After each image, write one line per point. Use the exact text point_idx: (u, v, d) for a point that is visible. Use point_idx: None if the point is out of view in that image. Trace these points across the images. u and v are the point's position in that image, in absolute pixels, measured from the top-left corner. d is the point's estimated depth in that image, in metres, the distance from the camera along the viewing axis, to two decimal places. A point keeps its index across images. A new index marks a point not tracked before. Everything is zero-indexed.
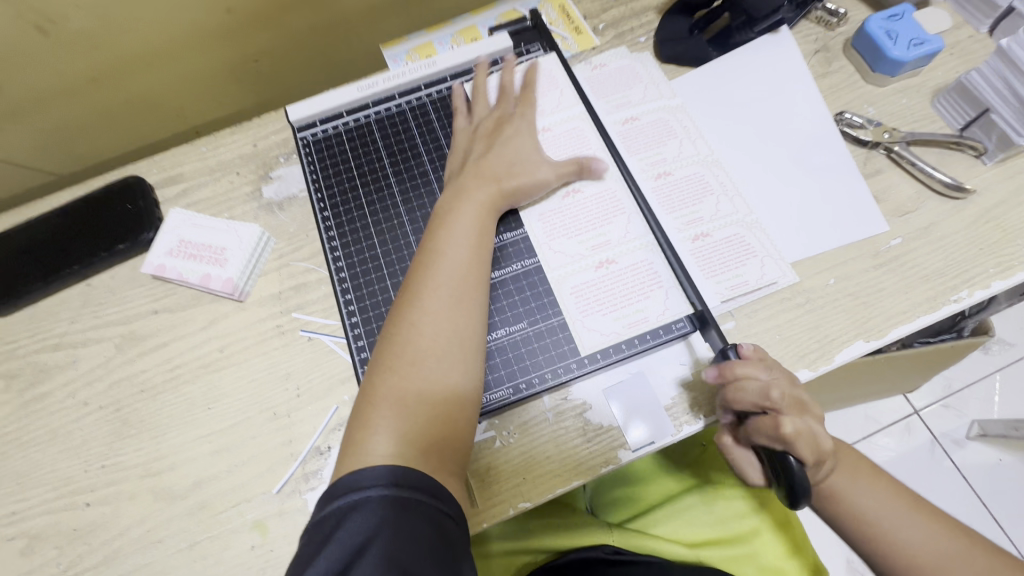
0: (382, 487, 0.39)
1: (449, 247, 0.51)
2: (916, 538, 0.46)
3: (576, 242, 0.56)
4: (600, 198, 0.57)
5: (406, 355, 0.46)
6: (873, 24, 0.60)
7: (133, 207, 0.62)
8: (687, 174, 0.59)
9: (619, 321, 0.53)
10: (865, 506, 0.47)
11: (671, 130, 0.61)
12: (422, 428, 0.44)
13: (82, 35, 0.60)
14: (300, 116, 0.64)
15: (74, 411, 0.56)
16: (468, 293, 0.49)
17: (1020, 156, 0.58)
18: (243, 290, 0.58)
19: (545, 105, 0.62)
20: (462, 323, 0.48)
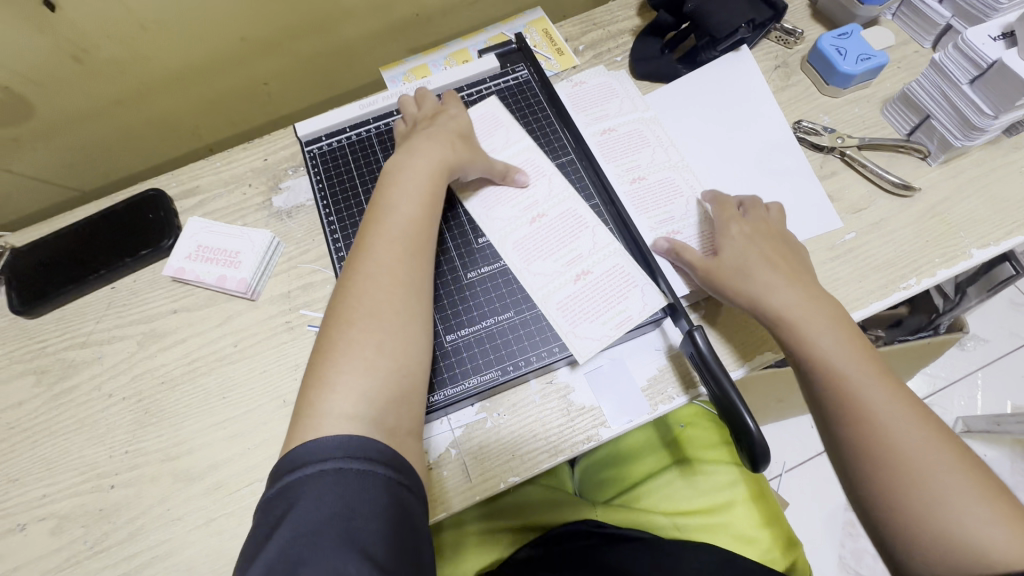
0: (337, 460, 0.40)
1: (402, 203, 0.53)
2: (867, 391, 0.47)
3: (551, 261, 0.59)
4: (563, 217, 0.61)
5: (364, 309, 0.47)
6: (824, 41, 0.67)
7: (155, 217, 0.68)
8: (660, 178, 0.65)
9: (607, 324, 0.56)
10: (827, 347, 0.49)
11: (645, 139, 0.67)
12: (383, 384, 0.45)
13: (110, 62, 0.67)
14: (308, 131, 0.70)
15: (99, 402, 0.60)
16: (420, 250, 0.52)
17: (961, 157, 0.64)
18: (255, 290, 0.64)
19: (495, 144, 0.65)
20: (416, 281, 0.50)
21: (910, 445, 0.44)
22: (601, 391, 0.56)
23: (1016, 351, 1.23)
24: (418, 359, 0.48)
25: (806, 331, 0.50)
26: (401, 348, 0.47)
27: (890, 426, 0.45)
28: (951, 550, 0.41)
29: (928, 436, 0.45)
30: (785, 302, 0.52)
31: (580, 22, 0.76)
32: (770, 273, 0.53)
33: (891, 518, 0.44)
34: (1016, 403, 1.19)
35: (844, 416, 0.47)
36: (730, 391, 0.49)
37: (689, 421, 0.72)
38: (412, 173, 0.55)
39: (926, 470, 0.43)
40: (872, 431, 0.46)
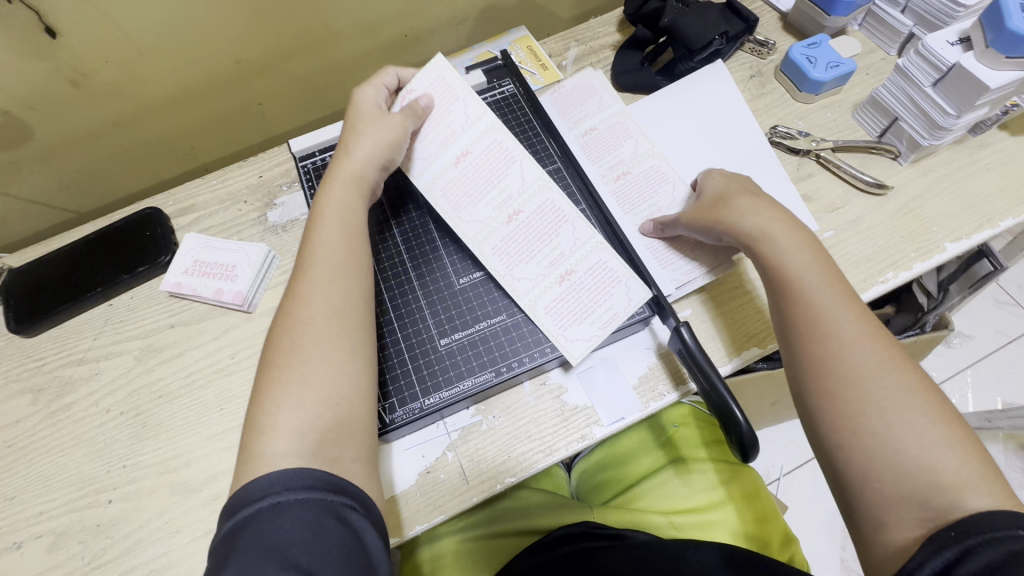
0: (273, 495, 0.40)
1: (322, 236, 0.53)
2: (833, 310, 0.48)
3: (534, 263, 0.59)
4: (541, 211, 0.60)
5: (285, 345, 0.48)
6: (795, 51, 0.70)
7: (152, 235, 0.70)
8: (644, 170, 0.67)
9: (595, 325, 0.57)
10: (799, 266, 0.51)
11: (626, 131, 0.69)
12: (318, 411, 0.45)
13: (107, 86, 0.69)
14: (302, 146, 0.70)
15: (97, 418, 0.61)
16: (342, 277, 0.51)
17: (931, 157, 0.67)
18: (251, 302, 0.65)
19: (454, 123, 0.61)
20: (333, 304, 0.49)
21: (870, 366, 0.45)
22: (594, 389, 0.58)
23: (1004, 349, 1.25)
24: (349, 383, 0.47)
25: (783, 251, 0.52)
26: (328, 373, 0.46)
27: (853, 345, 0.46)
28: (899, 473, 0.41)
29: (892, 361, 0.45)
30: (762, 225, 0.54)
31: (562, 38, 0.79)
32: (756, 201, 0.56)
33: (844, 439, 0.44)
34: (1007, 400, 1.21)
35: (806, 333, 0.49)
36: (718, 384, 0.50)
37: (681, 422, 0.73)
38: (321, 203, 0.55)
39: (884, 392, 0.44)
40: (834, 349, 0.47)
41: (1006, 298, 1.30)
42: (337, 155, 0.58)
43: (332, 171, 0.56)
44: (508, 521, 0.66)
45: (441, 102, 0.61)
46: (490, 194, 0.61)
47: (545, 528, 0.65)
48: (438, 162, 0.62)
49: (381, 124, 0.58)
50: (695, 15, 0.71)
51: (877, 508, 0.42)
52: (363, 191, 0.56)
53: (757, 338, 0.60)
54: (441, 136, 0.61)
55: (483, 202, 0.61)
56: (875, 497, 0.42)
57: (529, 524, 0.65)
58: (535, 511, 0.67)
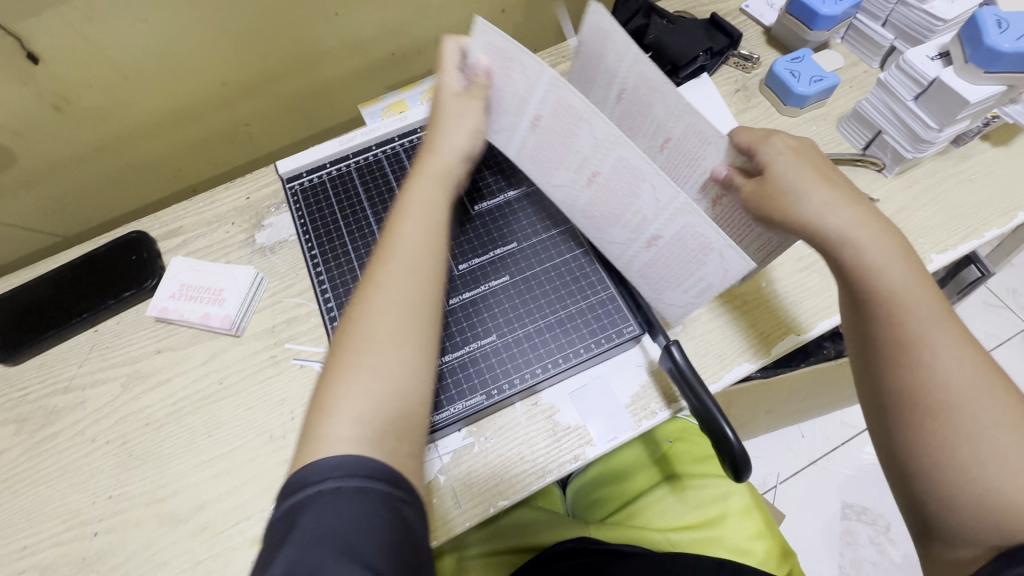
0: (332, 479, 0.39)
1: (404, 228, 0.51)
2: (923, 316, 0.44)
3: (620, 228, 0.53)
4: (617, 171, 0.48)
5: (361, 329, 0.47)
6: (778, 66, 0.71)
7: (138, 258, 0.69)
8: (684, 130, 0.50)
9: (688, 292, 0.52)
10: (885, 278, 0.45)
11: (652, 86, 0.49)
12: (375, 400, 0.44)
13: (92, 109, 0.69)
14: (289, 168, 0.70)
15: (82, 447, 0.60)
16: (423, 277, 0.49)
17: (915, 168, 0.67)
18: (239, 326, 0.64)
19: (518, 91, 0.51)
20: (412, 296, 0.48)
21: (964, 386, 0.41)
22: (585, 408, 0.57)
23: (996, 351, 1.26)
24: (413, 375, 0.46)
25: (865, 255, 0.45)
26: (394, 365, 0.45)
27: (939, 359, 0.42)
28: (987, 499, 0.39)
29: (983, 381, 0.42)
30: (835, 219, 0.46)
31: (548, 55, 0.80)
32: (826, 193, 0.47)
33: (929, 459, 0.42)
34: None
35: (891, 344, 0.44)
36: (708, 402, 0.50)
37: (676, 437, 0.74)
38: (409, 194, 0.53)
39: (976, 414, 0.41)
40: (919, 365, 0.43)
41: (995, 301, 1.31)
42: (422, 153, 0.56)
43: (419, 167, 0.55)
44: (503, 537, 0.66)
45: (495, 66, 0.51)
46: (571, 157, 0.51)
47: (541, 544, 0.64)
48: (518, 132, 0.55)
49: (461, 110, 0.54)
50: (679, 33, 0.72)
51: (953, 530, 0.41)
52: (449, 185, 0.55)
53: (749, 354, 0.58)
54: (512, 104, 0.53)
55: (562, 167, 0.53)
56: (954, 515, 0.40)
57: (524, 540, 0.65)
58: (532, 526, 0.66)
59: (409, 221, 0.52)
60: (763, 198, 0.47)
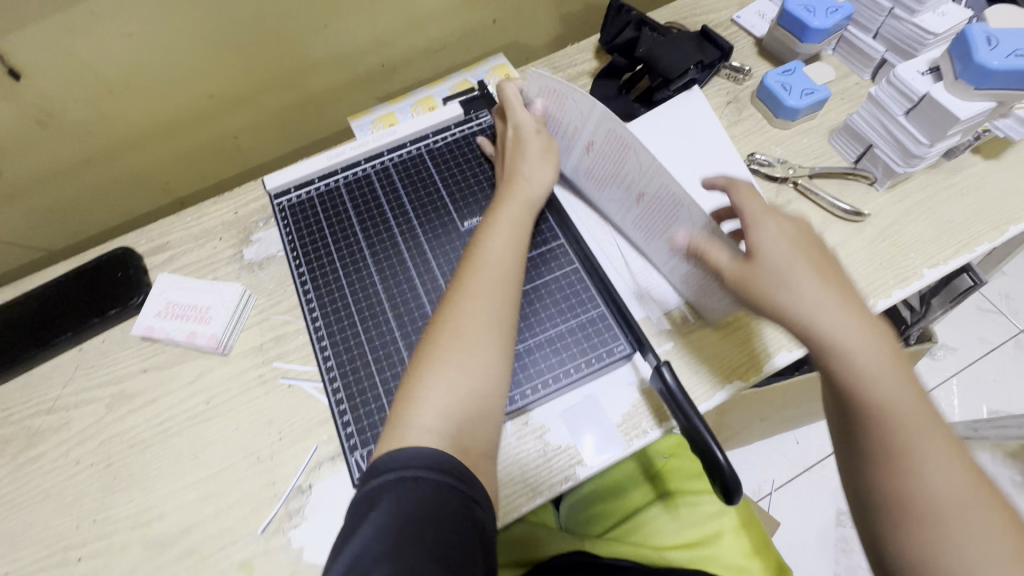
0: (417, 468, 0.42)
1: (493, 241, 0.57)
2: (911, 424, 0.43)
3: (665, 240, 0.58)
4: (659, 194, 0.55)
5: (449, 330, 0.52)
6: (770, 79, 0.71)
7: (124, 275, 0.68)
8: (657, 190, 0.55)
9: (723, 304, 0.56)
10: (874, 374, 0.44)
11: (621, 141, 0.56)
12: (461, 398, 0.48)
13: (78, 124, 0.68)
14: (276, 184, 0.69)
15: (66, 470, 0.59)
16: (509, 284, 0.55)
17: (906, 181, 0.67)
18: (226, 344, 0.63)
19: (575, 119, 0.61)
20: (496, 302, 0.53)
21: (952, 495, 0.41)
22: (575, 426, 0.57)
23: (988, 357, 1.26)
24: (495, 381, 0.50)
25: (853, 359, 0.45)
26: (482, 369, 0.50)
27: (926, 464, 0.42)
28: None
29: (971, 490, 0.41)
30: (815, 313, 0.46)
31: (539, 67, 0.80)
32: (815, 287, 0.47)
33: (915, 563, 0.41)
34: (993, 407, 1.21)
35: (880, 449, 0.43)
36: (697, 423, 0.50)
37: (673, 452, 0.73)
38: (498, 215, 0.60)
39: (963, 523, 0.40)
40: (908, 473, 0.42)
41: (988, 306, 1.31)
42: (511, 177, 0.63)
43: (508, 190, 0.61)
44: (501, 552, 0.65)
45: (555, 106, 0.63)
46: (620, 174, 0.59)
47: (541, 556, 0.64)
48: (576, 153, 0.65)
49: (535, 142, 0.64)
50: (670, 46, 0.72)
51: None
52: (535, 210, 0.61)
53: (739, 372, 0.58)
54: (569, 129, 0.64)
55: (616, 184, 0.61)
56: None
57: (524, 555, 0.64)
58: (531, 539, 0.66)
59: (497, 238, 0.58)
60: (748, 284, 0.48)
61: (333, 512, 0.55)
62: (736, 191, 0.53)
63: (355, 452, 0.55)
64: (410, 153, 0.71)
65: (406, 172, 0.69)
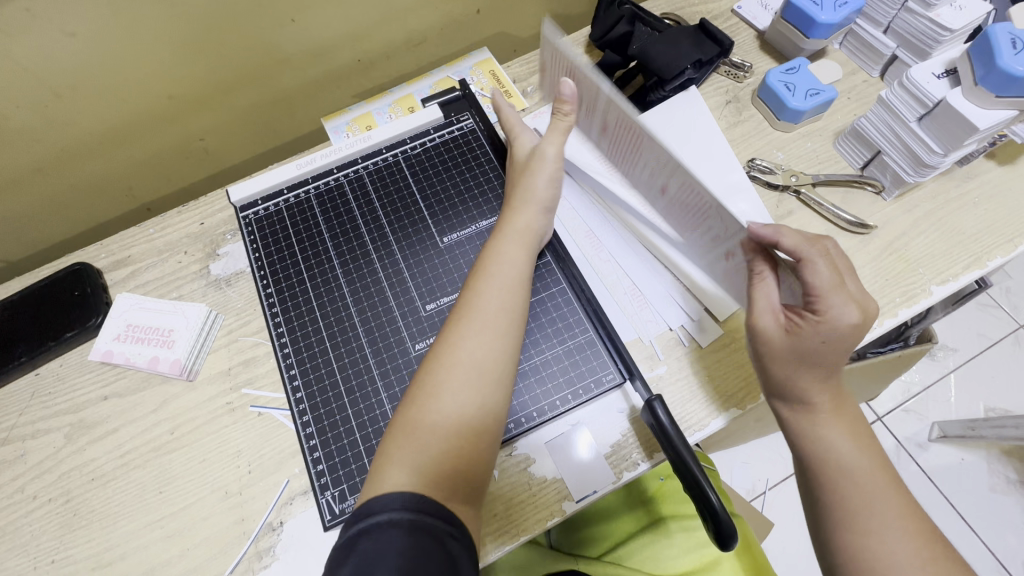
0: (399, 511, 0.40)
1: (487, 286, 0.52)
2: (873, 488, 0.44)
3: (697, 231, 0.56)
4: (683, 188, 0.53)
5: (428, 383, 0.48)
6: (772, 77, 0.66)
7: (80, 293, 0.64)
8: (680, 184, 0.53)
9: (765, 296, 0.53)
10: (847, 459, 0.45)
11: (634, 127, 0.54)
12: (433, 449, 0.45)
13: (24, 130, 0.62)
14: (241, 195, 0.64)
15: (22, 506, 0.55)
16: (497, 330, 0.50)
17: (914, 190, 0.63)
18: (191, 370, 0.59)
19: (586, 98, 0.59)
20: (480, 356, 0.49)
21: (908, 566, 0.41)
22: (562, 459, 0.54)
23: (986, 353, 1.24)
24: (474, 440, 0.46)
25: (823, 429, 0.46)
26: (450, 424, 0.46)
27: (886, 534, 0.42)
28: None
29: (923, 553, 0.41)
30: (805, 392, 0.46)
31: (526, 63, 0.75)
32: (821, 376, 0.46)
33: None
34: (990, 405, 1.20)
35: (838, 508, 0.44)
36: (689, 461, 0.46)
37: (670, 475, 0.73)
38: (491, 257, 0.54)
39: None
40: (866, 532, 0.42)
41: (988, 300, 1.28)
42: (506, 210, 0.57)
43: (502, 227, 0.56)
44: None
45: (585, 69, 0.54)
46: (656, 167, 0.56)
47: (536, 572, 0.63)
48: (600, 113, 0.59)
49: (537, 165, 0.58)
50: (664, 43, 0.66)
51: None
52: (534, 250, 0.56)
53: (736, 399, 0.54)
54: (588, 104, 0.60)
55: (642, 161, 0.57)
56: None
57: None
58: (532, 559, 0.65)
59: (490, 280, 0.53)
60: (773, 356, 0.47)
61: (305, 550, 0.52)
62: (813, 266, 0.45)
63: (326, 492, 0.51)
64: (386, 160, 0.66)
65: (381, 183, 0.65)
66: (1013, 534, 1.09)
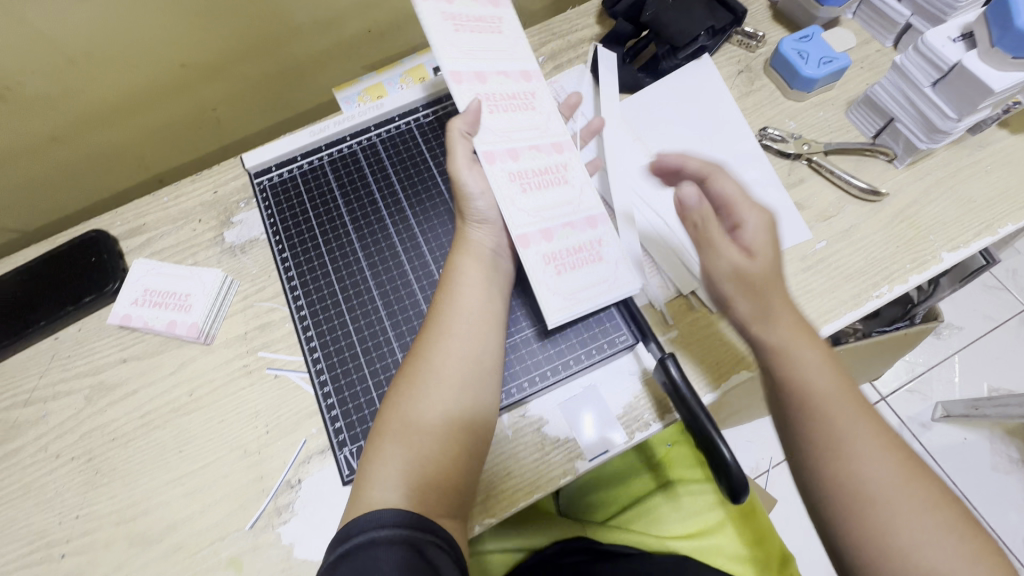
0: (392, 528, 0.40)
1: (460, 300, 0.51)
2: (844, 412, 0.43)
3: (569, 209, 0.55)
4: (538, 177, 0.55)
5: (401, 397, 0.48)
6: (785, 45, 0.66)
7: (98, 260, 0.64)
8: (528, 178, 0.54)
9: (601, 293, 0.54)
10: (823, 387, 0.44)
11: (505, 109, 0.56)
12: (414, 458, 0.45)
13: (38, 97, 0.62)
14: (256, 162, 0.65)
15: (46, 464, 0.57)
16: (474, 343, 0.50)
17: (926, 158, 0.63)
18: (208, 333, 0.60)
19: (493, 45, 0.58)
20: (451, 372, 0.48)
21: (894, 483, 0.40)
22: (574, 420, 0.55)
23: (991, 334, 1.24)
24: (454, 450, 0.46)
25: (795, 357, 0.45)
26: (428, 438, 0.46)
27: (868, 457, 0.41)
28: None
29: (907, 475, 0.41)
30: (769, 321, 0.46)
31: (537, 32, 0.74)
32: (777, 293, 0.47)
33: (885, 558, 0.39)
34: (994, 385, 1.20)
35: (824, 437, 0.43)
36: (701, 417, 0.47)
37: (676, 441, 0.74)
38: (449, 272, 0.53)
39: (910, 503, 0.40)
40: (849, 458, 0.42)
41: (994, 282, 1.28)
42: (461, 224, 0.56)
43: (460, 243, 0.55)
44: (514, 537, 0.64)
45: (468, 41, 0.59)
46: (519, 133, 0.56)
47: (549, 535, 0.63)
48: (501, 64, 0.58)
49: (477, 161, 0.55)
50: (678, 10, 0.66)
51: None
52: (499, 265, 0.55)
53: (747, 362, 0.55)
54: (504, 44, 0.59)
55: (538, 110, 0.58)
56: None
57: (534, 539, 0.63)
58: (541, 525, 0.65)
59: (458, 294, 0.52)
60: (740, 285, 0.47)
61: (324, 506, 0.54)
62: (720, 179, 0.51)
63: (344, 448, 0.53)
64: (399, 128, 0.67)
65: (395, 150, 0.65)
66: (1013, 511, 1.10)
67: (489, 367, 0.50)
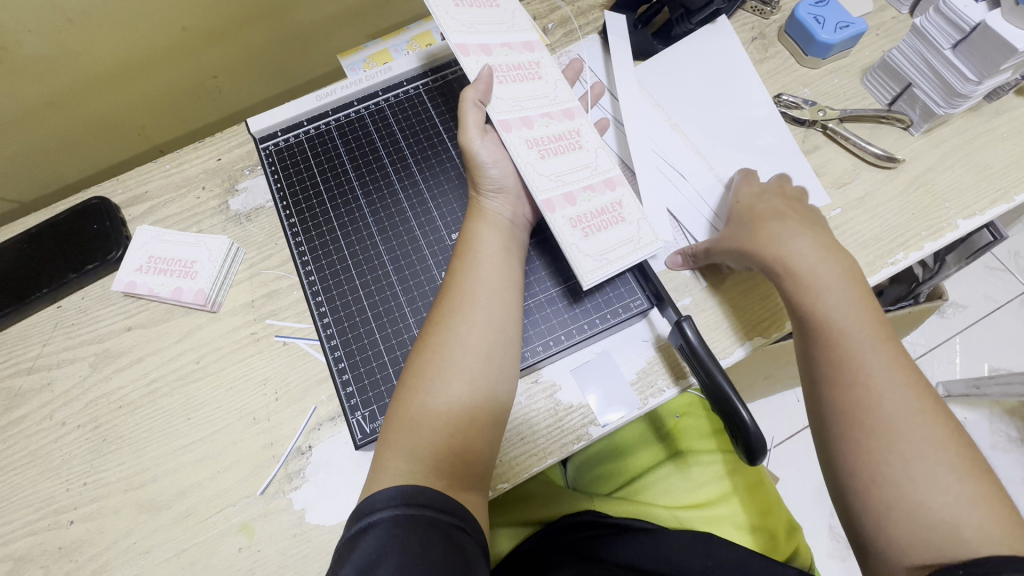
0: (392, 507, 0.39)
1: (482, 267, 0.50)
2: (861, 339, 0.45)
3: (586, 172, 0.53)
4: (555, 142, 0.53)
5: (420, 368, 0.47)
6: (801, 11, 0.64)
7: (100, 227, 0.63)
8: (546, 143, 0.52)
9: (633, 253, 0.52)
10: (843, 317, 0.46)
11: (512, 79, 0.54)
12: (435, 428, 0.44)
13: (37, 59, 0.60)
14: (261, 127, 0.64)
15: (51, 432, 0.56)
16: (499, 317, 0.48)
17: (942, 125, 0.62)
18: (215, 301, 0.59)
19: (493, 19, 0.56)
20: (474, 342, 0.47)
21: (902, 415, 0.41)
22: (587, 385, 0.54)
23: (992, 315, 1.24)
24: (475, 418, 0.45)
25: (817, 283, 0.47)
26: (451, 410, 0.45)
27: (879, 386, 0.43)
28: (922, 520, 0.38)
29: (917, 410, 0.42)
30: (789, 251, 0.49)
31: None
32: (793, 230, 0.50)
33: (870, 485, 0.41)
34: (994, 365, 1.21)
35: (832, 368, 0.45)
36: (721, 381, 0.46)
37: (684, 412, 0.73)
38: (467, 239, 0.52)
39: (909, 439, 0.40)
40: (857, 385, 0.43)
41: (996, 264, 1.28)
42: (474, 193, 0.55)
43: (480, 211, 0.53)
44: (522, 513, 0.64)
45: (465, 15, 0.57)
46: (530, 101, 0.54)
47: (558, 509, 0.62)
48: (501, 36, 0.56)
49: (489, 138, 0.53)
50: None
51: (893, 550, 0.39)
52: (514, 234, 0.53)
53: (762, 328, 0.55)
54: (503, 14, 0.57)
55: (543, 78, 0.56)
56: (891, 543, 0.39)
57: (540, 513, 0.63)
58: (548, 501, 0.64)
59: (476, 261, 0.50)
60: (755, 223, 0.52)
61: (335, 472, 0.53)
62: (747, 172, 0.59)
63: (355, 413, 0.52)
64: (406, 94, 0.66)
65: (402, 114, 0.65)
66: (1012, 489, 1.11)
67: (512, 337, 0.49)
